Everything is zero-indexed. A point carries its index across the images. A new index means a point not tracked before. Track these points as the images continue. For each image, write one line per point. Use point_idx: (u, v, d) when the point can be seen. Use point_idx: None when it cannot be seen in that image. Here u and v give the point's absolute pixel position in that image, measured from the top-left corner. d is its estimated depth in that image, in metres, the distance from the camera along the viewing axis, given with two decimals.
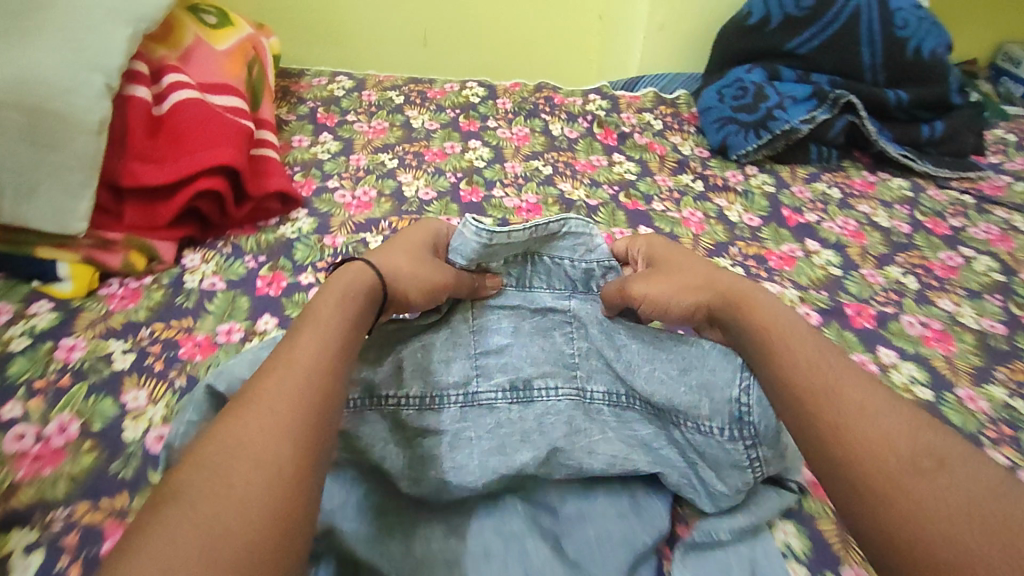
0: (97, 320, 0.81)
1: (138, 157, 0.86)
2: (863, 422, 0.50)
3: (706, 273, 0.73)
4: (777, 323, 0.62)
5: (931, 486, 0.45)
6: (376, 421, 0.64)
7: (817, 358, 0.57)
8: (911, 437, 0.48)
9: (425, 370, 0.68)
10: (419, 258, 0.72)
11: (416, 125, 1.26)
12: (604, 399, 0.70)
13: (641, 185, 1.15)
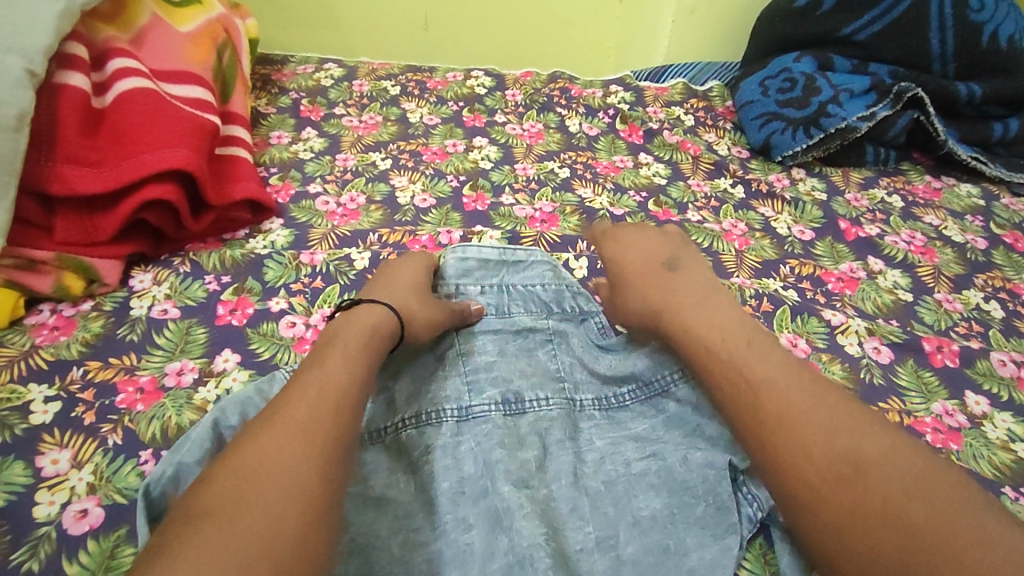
0: (16, 359, 0.64)
1: (70, 160, 0.71)
2: (789, 441, 0.48)
3: (653, 280, 0.68)
4: (717, 336, 0.58)
5: (853, 495, 0.44)
6: (377, 457, 0.58)
7: (763, 360, 0.54)
8: (832, 441, 0.47)
9: (418, 396, 0.63)
10: (423, 294, 0.69)
11: (414, 119, 1.10)
12: (594, 405, 0.65)
13: (673, 191, 0.99)
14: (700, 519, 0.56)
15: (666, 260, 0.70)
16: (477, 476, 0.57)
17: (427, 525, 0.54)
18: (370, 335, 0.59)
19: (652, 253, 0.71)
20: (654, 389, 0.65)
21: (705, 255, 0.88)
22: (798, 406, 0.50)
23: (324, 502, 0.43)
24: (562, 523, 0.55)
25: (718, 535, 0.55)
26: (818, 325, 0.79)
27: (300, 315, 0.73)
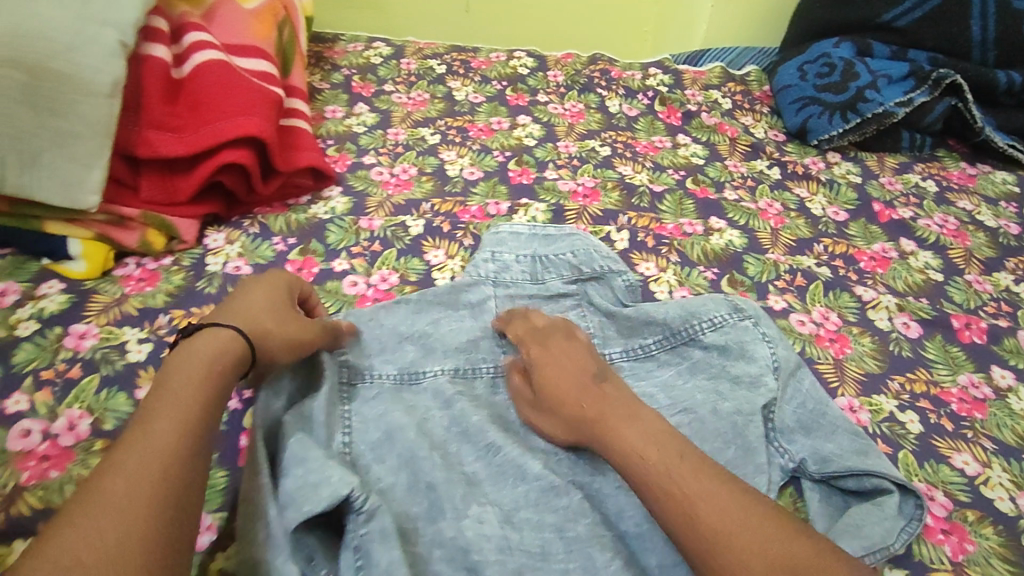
0: (110, 305, 0.71)
1: (155, 125, 0.76)
2: (729, 568, 0.47)
3: (577, 399, 0.59)
4: (642, 449, 0.54)
5: None
6: (428, 390, 0.65)
7: (679, 466, 0.52)
8: (762, 553, 0.47)
9: (456, 349, 0.68)
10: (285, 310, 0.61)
11: (460, 97, 1.14)
12: (623, 356, 0.71)
13: (711, 171, 1.03)
14: (729, 461, 0.61)
15: (587, 368, 0.62)
16: (514, 421, 0.64)
17: (466, 451, 0.60)
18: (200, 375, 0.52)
19: (579, 360, 0.63)
20: (680, 338, 0.71)
21: (742, 232, 0.91)
22: (731, 523, 0.48)
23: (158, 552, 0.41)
24: (602, 465, 0.61)
25: (747, 475, 0.61)
26: (850, 300, 0.83)
27: (361, 275, 0.79)
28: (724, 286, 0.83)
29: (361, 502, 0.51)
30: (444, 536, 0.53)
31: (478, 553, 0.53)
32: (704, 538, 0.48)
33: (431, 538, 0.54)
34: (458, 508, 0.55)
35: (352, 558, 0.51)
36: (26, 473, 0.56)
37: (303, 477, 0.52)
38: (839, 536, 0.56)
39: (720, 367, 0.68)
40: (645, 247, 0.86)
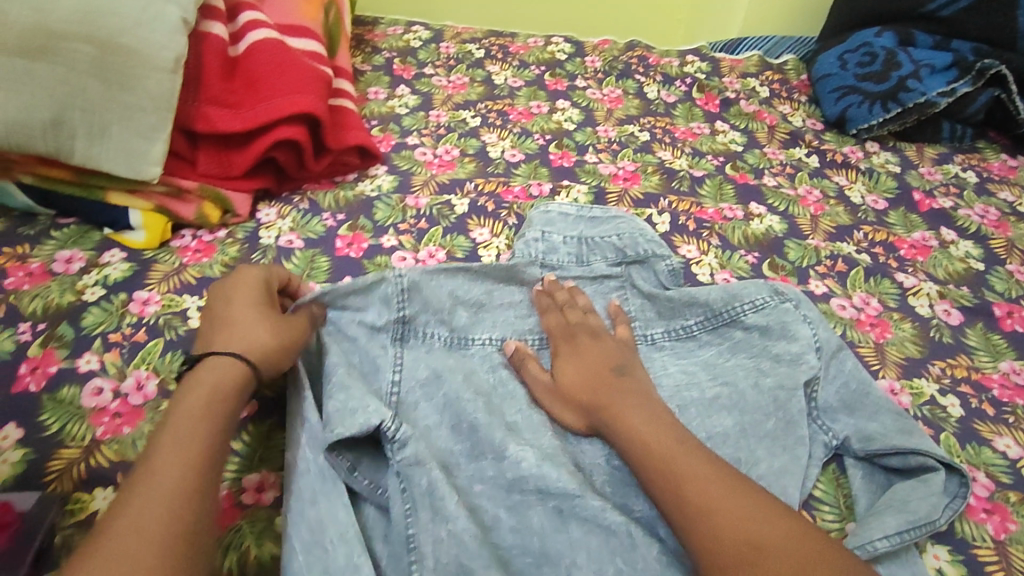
0: (170, 274, 0.73)
1: (212, 100, 0.78)
2: (700, 529, 0.50)
3: (591, 383, 0.63)
4: (646, 428, 0.58)
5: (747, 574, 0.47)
6: (477, 354, 0.69)
7: (673, 447, 0.56)
8: (734, 524, 0.50)
9: (501, 323, 0.71)
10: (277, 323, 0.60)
11: (499, 81, 1.16)
12: (665, 336, 0.72)
13: (750, 158, 1.03)
14: (771, 433, 0.62)
15: (608, 360, 0.65)
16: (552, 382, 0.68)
17: (508, 405, 0.64)
18: (206, 403, 0.51)
19: (604, 352, 0.66)
20: (722, 319, 0.71)
21: (782, 219, 0.92)
22: (714, 497, 0.51)
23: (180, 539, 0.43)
24: None
25: (789, 446, 0.62)
26: (890, 287, 0.84)
27: (409, 251, 0.81)
28: (765, 270, 0.83)
29: (393, 432, 0.57)
30: (484, 474, 0.58)
31: (519, 487, 0.57)
32: (686, 507, 0.52)
33: (473, 473, 0.58)
34: (497, 449, 0.59)
35: (397, 482, 0.56)
36: (100, 428, 0.59)
37: (341, 404, 0.57)
38: (883, 510, 0.57)
39: (761, 347, 0.69)
40: (686, 231, 0.87)
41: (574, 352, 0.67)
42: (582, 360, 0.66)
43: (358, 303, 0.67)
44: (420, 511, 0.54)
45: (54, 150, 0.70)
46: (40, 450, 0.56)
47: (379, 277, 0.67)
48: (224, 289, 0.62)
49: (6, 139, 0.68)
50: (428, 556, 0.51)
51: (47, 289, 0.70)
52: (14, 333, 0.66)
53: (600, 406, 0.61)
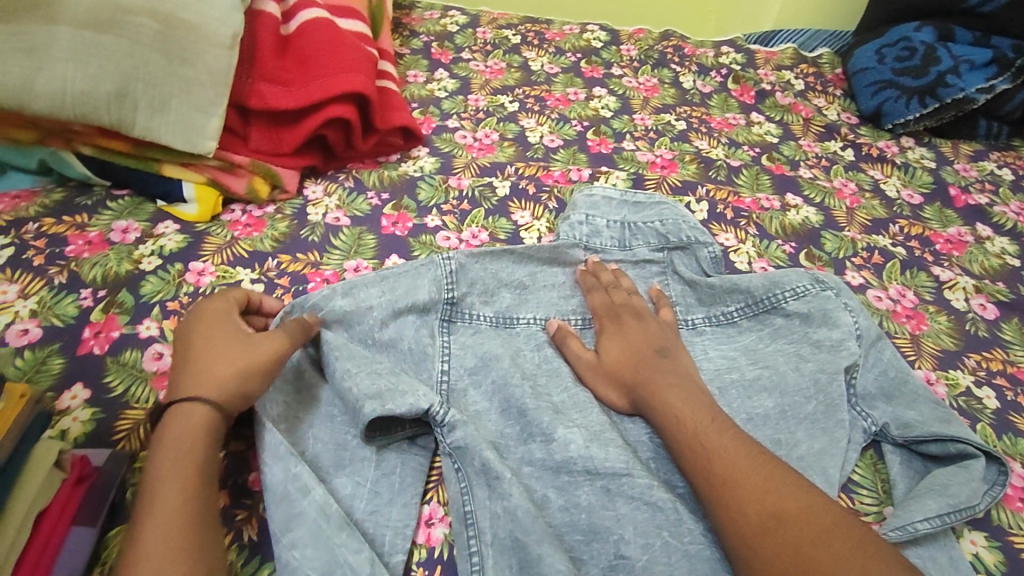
0: (223, 246, 0.75)
1: (266, 78, 0.80)
2: (726, 504, 0.52)
3: (634, 363, 0.65)
4: (683, 408, 0.60)
5: (772, 550, 0.49)
6: (525, 333, 0.70)
7: (707, 429, 0.58)
8: (759, 501, 0.51)
9: (547, 304, 0.73)
10: (234, 344, 0.57)
11: (536, 68, 1.16)
12: (706, 321, 0.73)
13: (786, 149, 1.04)
14: (811, 415, 0.63)
15: (652, 342, 0.67)
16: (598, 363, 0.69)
17: (553, 385, 0.65)
18: (181, 436, 0.51)
19: (647, 335, 0.67)
20: (762, 306, 0.72)
21: (819, 210, 0.93)
22: (742, 474, 0.54)
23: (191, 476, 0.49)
24: None
25: (828, 429, 0.63)
26: (926, 280, 0.84)
27: (452, 231, 0.82)
28: (802, 260, 0.85)
29: (442, 417, 0.59)
30: (533, 457, 0.59)
31: (568, 470, 0.58)
32: (714, 484, 0.54)
33: (523, 456, 0.60)
34: (545, 432, 0.60)
35: (451, 463, 0.59)
36: (162, 392, 0.61)
37: (392, 386, 0.59)
38: (924, 493, 0.59)
39: (802, 334, 0.70)
40: (724, 219, 0.88)
41: (618, 334, 0.68)
42: (626, 342, 0.67)
43: (408, 287, 0.67)
44: (476, 489, 0.56)
45: (116, 121, 0.71)
46: (107, 410, 0.59)
47: (427, 262, 0.69)
48: (184, 329, 0.59)
49: (71, 109, 0.70)
50: (485, 530, 0.54)
51: (106, 257, 0.72)
52: (76, 298, 0.68)
53: (641, 386, 0.63)
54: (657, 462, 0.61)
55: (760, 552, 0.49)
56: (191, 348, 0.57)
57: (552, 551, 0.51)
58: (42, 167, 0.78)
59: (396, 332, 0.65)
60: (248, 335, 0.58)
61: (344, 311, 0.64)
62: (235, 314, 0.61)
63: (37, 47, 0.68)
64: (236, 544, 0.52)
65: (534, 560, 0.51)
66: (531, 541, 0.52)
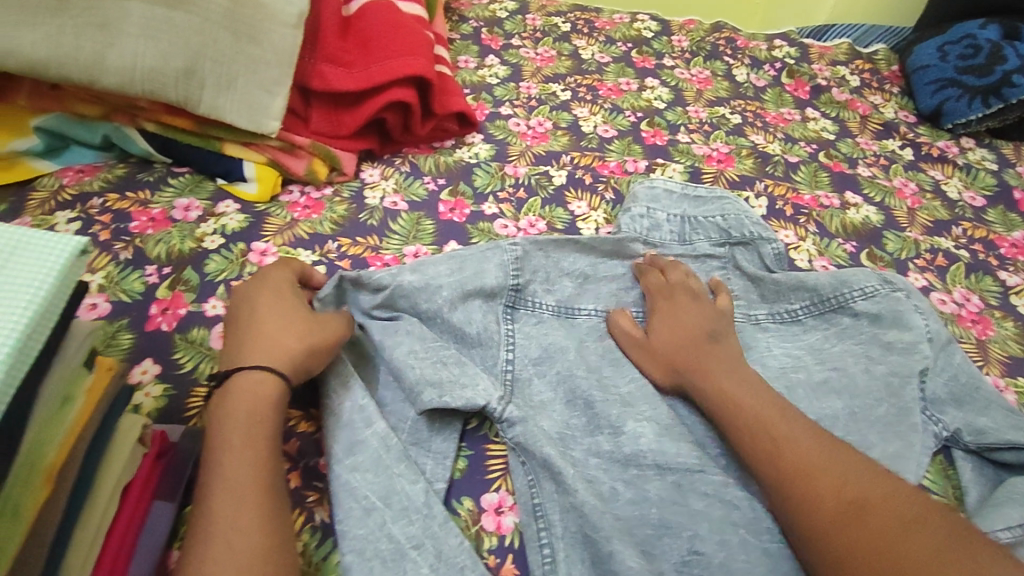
0: (284, 227, 0.75)
1: (328, 59, 0.79)
2: (800, 493, 0.51)
3: (687, 345, 0.64)
4: (741, 395, 0.58)
5: (854, 536, 0.48)
6: (585, 324, 0.68)
7: (774, 418, 0.56)
8: (838, 489, 0.50)
9: (608, 295, 0.72)
10: (296, 318, 0.57)
11: (587, 56, 1.15)
12: (769, 319, 0.72)
13: (843, 147, 1.02)
14: (882, 417, 0.62)
15: (706, 325, 0.65)
16: None
17: (618, 376, 0.64)
18: (249, 413, 0.50)
19: (697, 318, 0.66)
20: (829, 305, 0.70)
21: (879, 210, 0.91)
22: (815, 461, 0.52)
23: (264, 452, 0.49)
24: None
25: (902, 432, 0.61)
26: (992, 284, 0.83)
27: (510, 219, 0.81)
28: (864, 259, 0.83)
29: (502, 413, 0.58)
30: (600, 449, 0.58)
31: (637, 465, 0.57)
32: (787, 471, 0.52)
33: (588, 447, 0.59)
34: (614, 425, 0.59)
35: (515, 456, 0.58)
36: None
37: (454, 376, 0.59)
38: (1003, 502, 0.57)
39: (871, 335, 0.68)
40: (783, 216, 0.87)
41: (671, 316, 0.67)
42: (679, 322, 0.66)
43: (475, 269, 0.66)
44: (543, 482, 0.56)
45: (183, 98, 0.71)
46: (178, 386, 0.59)
47: (492, 247, 0.68)
48: (243, 297, 0.59)
49: (140, 85, 0.70)
50: (556, 523, 0.54)
51: (169, 235, 0.72)
52: (142, 275, 0.68)
53: (692, 368, 0.62)
54: (725, 458, 0.60)
55: (834, 548, 0.48)
56: (255, 317, 0.57)
57: (624, 549, 0.51)
58: (105, 142, 0.79)
59: (463, 317, 0.64)
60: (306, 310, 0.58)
61: (415, 286, 0.63)
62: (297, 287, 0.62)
63: (109, 22, 0.68)
64: (308, 525, 0.53)
65: (608, 556, 0.50)
66: (601, 537, 0.51)
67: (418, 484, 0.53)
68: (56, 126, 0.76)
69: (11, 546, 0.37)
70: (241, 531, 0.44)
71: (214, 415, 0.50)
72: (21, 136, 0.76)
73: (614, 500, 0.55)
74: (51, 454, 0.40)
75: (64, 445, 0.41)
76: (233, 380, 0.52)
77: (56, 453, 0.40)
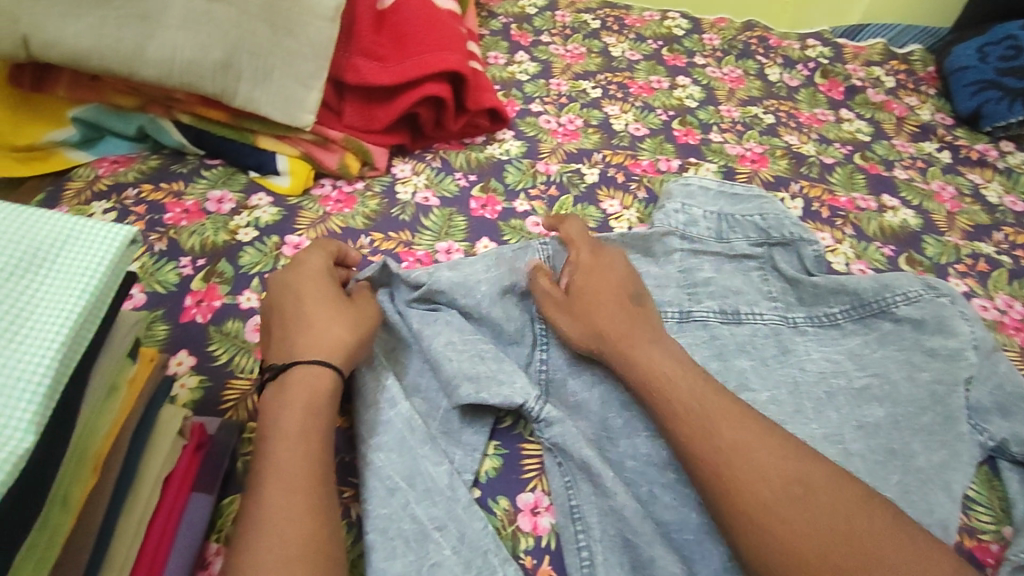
0: (317, 221, 0.75)
1: (363, 53, 0.79)
2: (734, 474, 0.49)
3: (609, 308, 0.60)
4: (666, 367, 0.56)
5: (799, 515, 0.47)
6: None
7: (702, 393, 0.54)
8: (780, 466, 0.49)
9: None
10: (344, 310, 0.56)
11: (617, 54, 1.13)
12: (807, 322, 0.70)
13: (879, 149, 1.00)
14: (926, 426, 0.61)
15: (627, 289, 0.62)
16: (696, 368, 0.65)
17: None
18: (306, 404, 0.50)
19: (618, 280, 0.63)
20: (870, 310, 0.69)
21: (917, 213, 0.89)
22: (747, 438, 0.51)
23: (316, 445, 0.48)
24: (789, 418, 0.62)
25: (947, 442, 0.60)
26: None
27: (542, 217, 0.81)
28: (902, 264, 0.81)
29: (539, 412, 0.57)
30: (637, 451, 0.57)
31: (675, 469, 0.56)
32: (722, 448, 0.50)
33: (625, 449, 0.58)
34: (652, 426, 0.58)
35: (552, 456, 0.57)
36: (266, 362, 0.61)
37: (491, 372, 0.58)
38: None
39: (913, 340, 0.66)
40: (819, 218, 0.85)
41: (590, 278, 0.63)
42: (602, 285, 0.62)
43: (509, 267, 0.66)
44: (580, 483, 0.55)
45: (219, 91, 0.71)
46: (214, 378, 0.59)
47: (522, 248, 0.68)
48: (284, 284, 0.58)
49: (178, 78, 0.70)
50: (594, 526, 0.53)
51: (202, 226, 0.72)
52: (176, 266, 0.68)
53: (616, 335, 0.59)
54: None
55: (777, 531, 0.46)
56: (302, 305, 0.56)
57: (664, 554, 0.51)
58: (140, 133, 0.79)
59: (502, 313, 0.63)
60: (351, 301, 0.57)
61: (453, 282, 0.63)
62: (336, 274, 0.61)
63: (149, 14, 0.69)
64: (344, 521, 0.53)
65: (647, 562, 0.50)
66: (643, 542, 0.51)
67: (443, 466, 0.54)
68: (93, 117, 0.77)
69: (60, 535, 0.37)
70: (287, 526, 0.43)
71: (270, 405, 0.50)
72: (59, 126, 0.77)
73: (657, 502, 0.55)
74: (98, 443, 0.40)
75: (108, 436, 0.41)
76: (287, 372, 0.51)
77: (101, 443, 0.40)
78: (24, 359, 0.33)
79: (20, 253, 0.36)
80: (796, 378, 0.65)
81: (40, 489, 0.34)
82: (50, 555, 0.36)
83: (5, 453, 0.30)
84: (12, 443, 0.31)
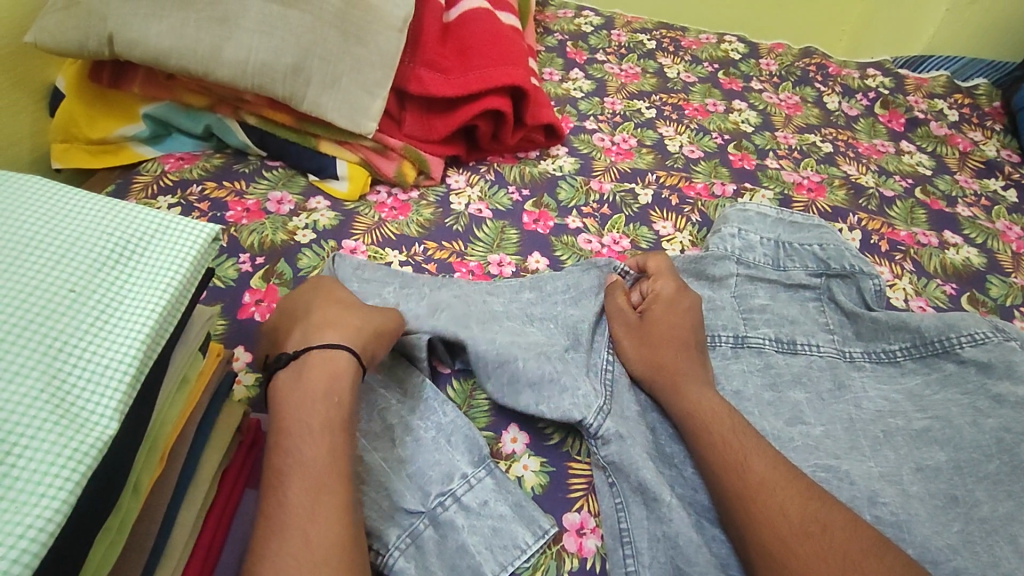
0: (372, 227, 0.75)
1: (427, 64, 0.80)
2: (756, 509, 0.49)
3: (671, 343, 0.62)
4: (704, 401, 0.57)
5: (816, 555, 0.46)
6: None
7: (738, 430, 0.55)
8: (800, 504, 0.49)
9: None
10: (347, 307, 0.56)
11: (672, 75, 1.13)
12: (865, 358, 0.68)
13: (940, 183, 0.97)
14: (992, 474, 0.57)
15: (697, 335, 0.63)
16: (749, 401, 0.64)
17: None
18: (325, 397, 0.48)
19: (690, 323, 0.64)
20: (932, 349, 0.66)
21: (980, 251, 0.86)
22: (771, 474, 0.51)
23: (340, 436, 0.47)
24: (844, 453, 0.60)
25: (1015, 491, 0.56)
26: None
27: (594, 234, 0.80)
28: (965, 304, 0.79)
29: (596, 430, 0.56)
30: (683, 480, 0.56)
31: None
32: (748, 483, 0.50)
33: (675, 476, 0.56)
34: None
35: (603, 476, 0.56)
36: None
37: (554, 381, 0.58)
38: None
39: (979, 384, 0.63)
40: (878, 251, 0.83)
41: (660, 312, 0.64)
42: (669, 321, 0.63)
43: (579, 295, 0.67)
44: (632, 507, 0.54)
45: (288, 94, 0.73)
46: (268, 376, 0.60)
47: (608, 264, 0.69)
48: (295, 298, 0.59)
49: (250, 79, 0.72)
50: (643, 552, 0.52)
51: (262, 226, 0.73)
52: (236, 262, 0.69)
53: (671, 370, 0.59)
54: None
55: (793, 566, 0.46)
56: (312, 313, 0.56)
57: None
58: (206, 132, 0.81)
59: (558, 330, 0.64)
60: (351, 299, 0.58)
61: (532, 301, 0.67)
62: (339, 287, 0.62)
63: (229, 17, 0.71)
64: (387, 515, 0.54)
65: None
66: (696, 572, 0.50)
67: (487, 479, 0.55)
68: (164, 114, 0.79)
69: (129, 521, 0.37)
70: (310, 526, 0.42)
71: (291, 395, 0.49)
72: (132, 122, 0.80)
73: (708, 531, 0.53)
74: (167, 433, 0.41)
75: (176, 427, 0.42)
76: (307, 365, 0.50)
77: (171, 432, 0.41)
78: (112, 348, 0.34)
79: (109, 244, 0.38)
80: (852, 415, 0.63)
81: (120, 474, 0.35)
82: (118, 540, 0.36)
83: (90, 440, 0.31)
84: (97, 429, 0.32)
